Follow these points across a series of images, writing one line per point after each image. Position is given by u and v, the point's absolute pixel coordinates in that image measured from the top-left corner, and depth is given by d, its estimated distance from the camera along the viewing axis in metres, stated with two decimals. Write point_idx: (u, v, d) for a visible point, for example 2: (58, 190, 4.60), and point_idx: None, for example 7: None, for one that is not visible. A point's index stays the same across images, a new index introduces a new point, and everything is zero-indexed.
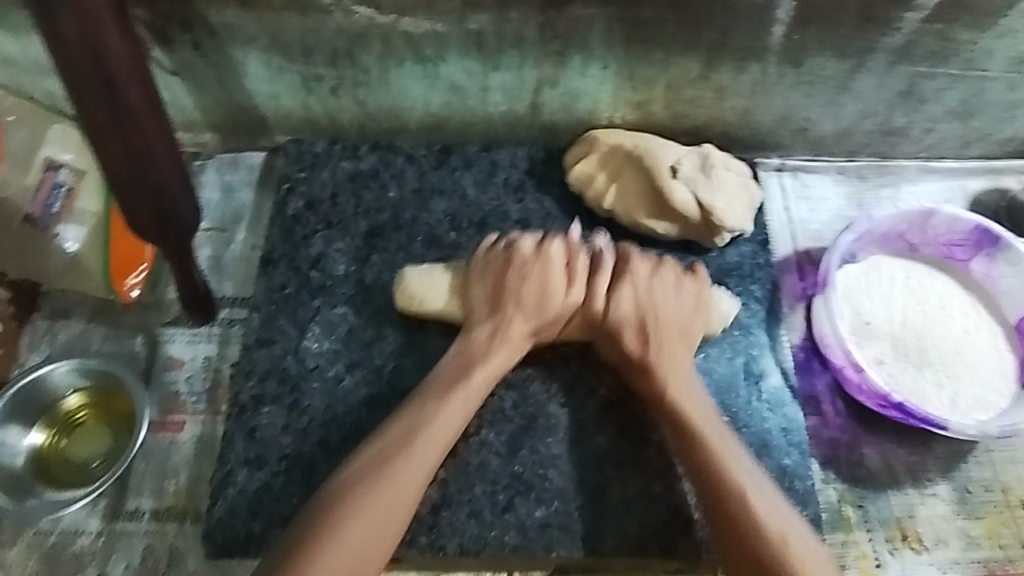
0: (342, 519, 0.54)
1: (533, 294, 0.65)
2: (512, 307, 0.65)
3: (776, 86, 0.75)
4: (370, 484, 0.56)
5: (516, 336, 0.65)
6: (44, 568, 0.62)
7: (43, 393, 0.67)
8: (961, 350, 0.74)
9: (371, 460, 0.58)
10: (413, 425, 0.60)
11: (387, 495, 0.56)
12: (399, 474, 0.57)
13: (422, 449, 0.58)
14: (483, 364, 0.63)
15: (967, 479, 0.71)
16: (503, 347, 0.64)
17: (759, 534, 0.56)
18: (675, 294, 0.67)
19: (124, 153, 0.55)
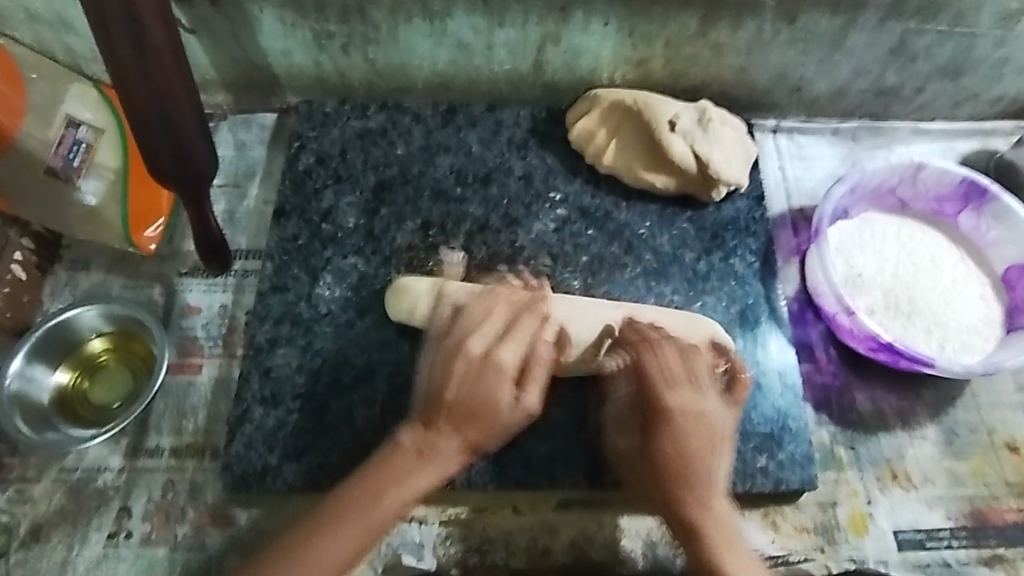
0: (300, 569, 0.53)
1: (475, 408, 0.56)
2: (446, 431, 0.56)
3: (773, 44, 0.78)
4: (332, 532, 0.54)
5: (452, 454, 0.56)
6: (70, 501, 0.65)
7: (69, 334, 0.70)
8: (950, 300, 0.76)
9: (333, 515, 0.54)
10: (388, 481, 0.55)
11: (344, 550, 0.53)
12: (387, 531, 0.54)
13: (395, 494, 0.55)
14: (419, 477, 0.55)
15: (954, 423, 0.74)
16: (452, 434, 0.56)
17: None
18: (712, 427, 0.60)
19: (146, 92, 0.58)
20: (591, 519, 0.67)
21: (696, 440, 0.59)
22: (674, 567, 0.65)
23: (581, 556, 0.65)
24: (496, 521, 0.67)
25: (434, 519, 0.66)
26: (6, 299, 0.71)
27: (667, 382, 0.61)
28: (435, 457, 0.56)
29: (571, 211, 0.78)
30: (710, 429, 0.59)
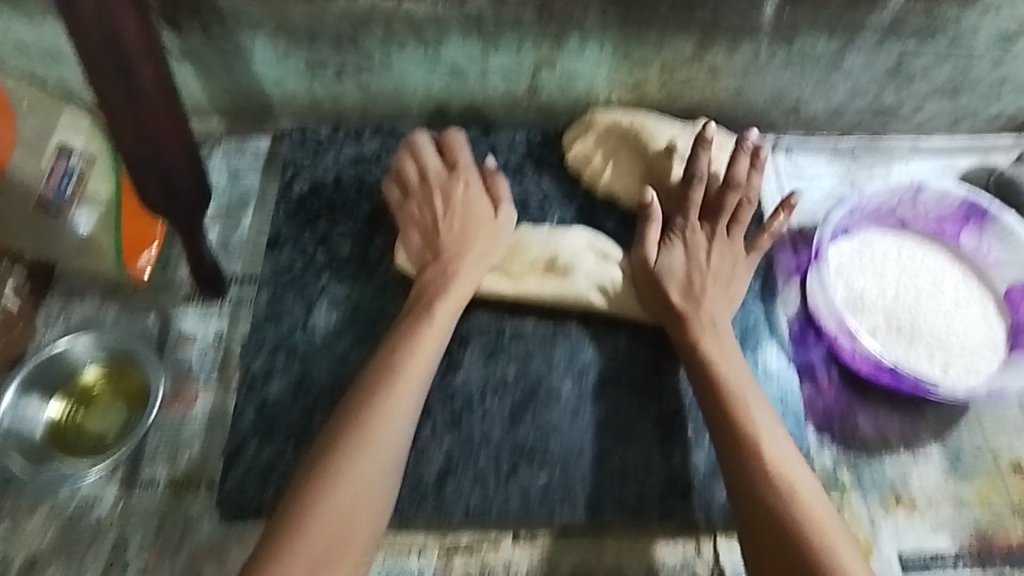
0: (369, 437, 0.58)
1: (463, 231, 0.70)
2: (451, 254, 0.69)
3: (768, 66, 0.77)
4: (379, 409, 0.59)
5: (465, 270, 0.68)
6: (63, 538, 0.64)
7: (63, 365, 0.70)
8: (953, 320, 0.75)
9: (375, 392, 0.60)
10: (405, 372, 0.62)
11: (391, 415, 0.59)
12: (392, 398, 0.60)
13: (408, 375, 0.61)
14: (443, 294, 0.67)
15: (958, 445, 0.73)
16: (462, 259, 0.69)
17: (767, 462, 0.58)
18: (722, 254, 0.70)
19: (136, 133, 0.57)
20: (592, 547, 0.66)
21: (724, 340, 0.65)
22: None
23: None
24: (495, 549, 0.66)
25: (433, 550, 0.65)
26: None
27: (689, 240, 0.70)
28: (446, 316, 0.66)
29: None
30: (726, 277, 0.69)
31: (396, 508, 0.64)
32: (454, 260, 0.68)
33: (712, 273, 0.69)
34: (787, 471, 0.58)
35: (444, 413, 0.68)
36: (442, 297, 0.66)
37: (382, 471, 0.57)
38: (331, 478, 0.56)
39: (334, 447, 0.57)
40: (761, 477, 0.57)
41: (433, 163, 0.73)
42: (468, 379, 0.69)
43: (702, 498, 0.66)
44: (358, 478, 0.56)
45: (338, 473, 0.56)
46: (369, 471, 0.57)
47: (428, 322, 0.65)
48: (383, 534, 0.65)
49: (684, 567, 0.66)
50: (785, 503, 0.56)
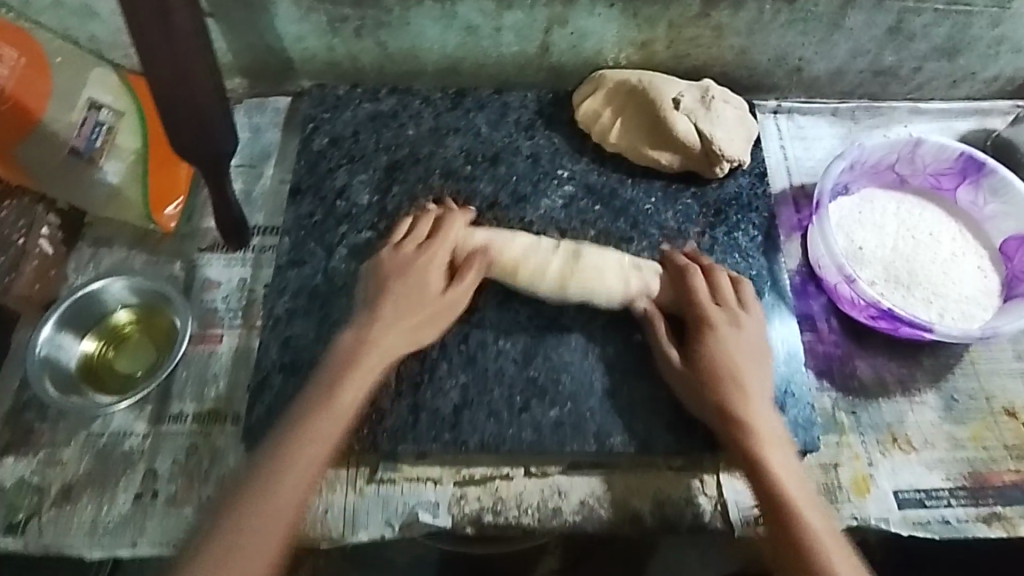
0: (261, 505, 0.57)
1: (409, 294, 0.68)
2: (386, 312, 0.67)
3: (772, 24, 0.80)
4: (278, 473, 0.58)
5: (390, 341, 0.66)
6: (97, 465, 0.68)
7: (99, 305, 0.74)
8: (949, 271, 0.78)
9: (285, 450, 0.59)
10: (309, 429, 0.61)
11: (289, 483, 0.58)
12: (313, 430, 0.61)
13: (315, 440, 0.60)
14: (373, 355, 0.65)
15: (953, 389, 0.76)
16: (393, 325, 0.66)
17: (811, 541, 0.58)
18: (749, 335, 0.68)
19: (171, 72, 0.60)
20: (600, 481, 0.69)
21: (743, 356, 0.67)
22: (681, 522, 0.68)
23: (591, 514, 0.68)
24: (507, 481, 0.69)
25: (449, 479, 0.68)
26: (34, 273, 0.75)
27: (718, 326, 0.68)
28: (364, 377, 0.64)
29: (578, 188, 0.81)
30: (756, 357, 0.67)
31: (414, 438, 0.67)
32: (380, 327, 0.66)
33: (741, 353, 0.67)
34: (799, 505, 0.60)
35: (460, 352, 0.71)
36: (360, 363, 0.64)
37: (268, 545, 0.56)
38: (217, 548, 0.55)
39: (229, 512, 0.57)
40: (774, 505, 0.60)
41: (422, 228, 0.72)
42: (483, 321, 0.72)
43: (708, 435, 0.69)
44: (250, 548, 0.55)
45: (226, 546, 0.55)
46: (261, 544, 0.56)
47: (343, 386, 0.63)
48: (401, 464, 0.68)
49: (689, 500, 0.69)
50: (796, 537, 0.58)
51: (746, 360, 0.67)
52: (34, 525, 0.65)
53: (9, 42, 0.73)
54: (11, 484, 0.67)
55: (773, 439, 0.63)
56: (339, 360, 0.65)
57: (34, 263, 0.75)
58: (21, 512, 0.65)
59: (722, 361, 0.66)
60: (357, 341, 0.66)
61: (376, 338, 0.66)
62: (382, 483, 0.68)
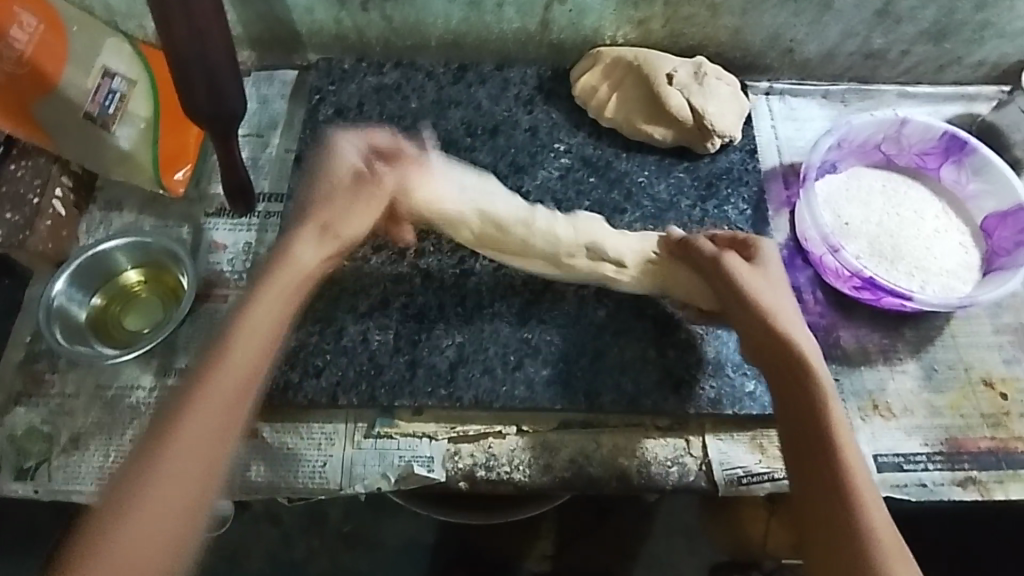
0: (168, 447, 0.52)
1: (337, 211, 0.62)
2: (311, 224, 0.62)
3: (765, 4, 0.82)
4: (188, 409, 0.53)
5: (299, 259, 0.60)
6: (105, 414, 0.70)
7: (111, 263, 0.76)
8: (931, 245, 0.80)
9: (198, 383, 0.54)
10: (222, 357, 0.56)
11: (203, 415, 0.53)
12: (238, 357, 0.56)
13: (223, 369, 0.55)
14: (291, 271, 0.60)
15: (933, 360, 0.79)
16: (311, 238, 0.61)
17: (854, 501, 0.55)
18: (783, 289, 0.65)
19: (186, 30, 0.62)
20: (590, 440, 0.71)
21: (789, 318, 0.63)
22: (667, 481, 0.70)
23: (580, 471, 0.70)
24: (501, 438, 0.71)
25: (444, 435, 0.71)
26: (47, 231, 0.76)
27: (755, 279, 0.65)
28: (275, 301, 0.58)
29: (575, 160, 0.83)
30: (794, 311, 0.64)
31: (411, 393, 0.70)
32: (303, 238, 0.61)
33: (782, 307, 0.64)
34: (848, 463, 0.57)
35: (457, 313, 0.73)
36: (272, 283, 0.59)
37: (179, 487, 0.52)
38: (128, 494, 0.51)
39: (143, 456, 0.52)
40: (831, 476, 0.56)
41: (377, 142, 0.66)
42: (479, 284, 0.74)
43: (693, 394, 0.71)
44: (164, 490, 0.51)
45: (137, 490, 0.51)
46: (179, 486, 0.52)
47: (256, 307, 0.58)
48: (398, 419, 0.71)
49: (675, 460, 0.71)
50: (842, 496, 0.56)
51: (793, 320, 0.63)
52: (44, 471, 0.68)
53: (27, 6, 0.74)
54: (22, 432, 0.70)
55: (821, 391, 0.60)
56: (253, 282, 0.60)
57: (48, 221, 0.76)
58: (31, 458, 0.68)
59: (776, 336, 0.62)
60: (272, 263, 0.60)
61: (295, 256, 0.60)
62: (379, 437, 0.71)
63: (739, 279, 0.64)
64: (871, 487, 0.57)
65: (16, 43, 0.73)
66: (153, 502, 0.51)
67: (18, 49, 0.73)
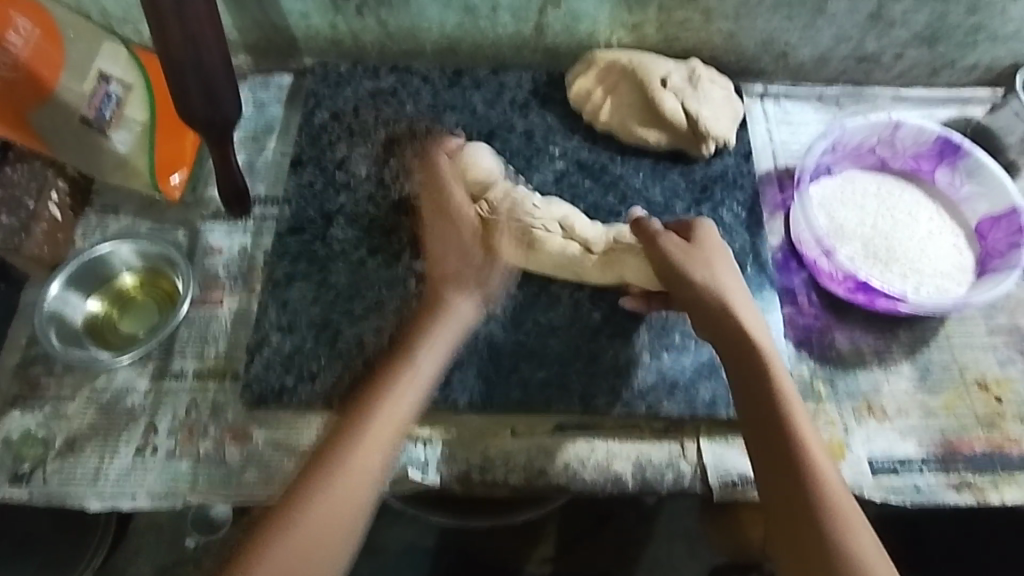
0: (337, 473, 0.59)
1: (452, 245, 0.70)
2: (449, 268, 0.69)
3: (757, 8, 0.83)
4: (351, 446, 0.60)
5: (465, 308, 0.68)
6: (100, 418, 0.70)
7: (107, 267, 0.76)
8: (925, 248, 0.81)
9: (366, 416, 0.62)
10: (394, 399, 0.63)
11: (372, 443, 0.61)
12: (384, 414, 0.62)
13: (394, 406, 0.63)
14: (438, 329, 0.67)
15: (928, 362, 0.79)
16: (459, 277, 0.69)
17: (822, 488, 0.58)
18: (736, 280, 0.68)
19: (182, 35, 0.63)
20: (585, 443, 0.71)
21: (747, 314, 0.66)
22: (662, 485, 0.71)
23: (576, 475, 0.70)
24: (495, 441, 0.71)
25: (437, 438, 0.71)
26: (43, 235, 0.76)
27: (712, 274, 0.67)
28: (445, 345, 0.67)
29: (570, 164, 0.84)
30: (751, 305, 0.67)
31: None
32: (451, 287, 0.68)
33: (739, 298, 0.67)
34: (812, 450, 0.60)
35: None
36: (438, 331, 0.67)
37: (341, 509, 0.58)
38: (298, 509, 0.58)
39: (306, 480, 0.59)
40: (794, 464, 0.59)
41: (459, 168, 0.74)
42: None
43: (688, 396, 0.71)
44: (327, 509, 0.58)
45: (302, 510, 0.58)
46: (339, 510, 0.58)
47: (421, 355, 0.66)
48: None
49: (670, 463, 0.71)
50: (811, 484, 0.58)
51: (750, 315, 0.66)
52: (39, 475, 0.68)
53: (23, 11, 0.74)
54: (18, 436, 0.69)
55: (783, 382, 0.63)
56: (416, 332, 0.67)
57: (43, 225, 0.76)
58: (26, 463, 0.68)
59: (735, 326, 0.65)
60: (432, 311, 0.68)
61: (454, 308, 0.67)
62: None
63: (698, 274, 0.66)
64: (834, 472, 0.60)
65: (12, 48, 0.72)
66: (320, 523, 0.57)
67: (14, 53, 0.72)
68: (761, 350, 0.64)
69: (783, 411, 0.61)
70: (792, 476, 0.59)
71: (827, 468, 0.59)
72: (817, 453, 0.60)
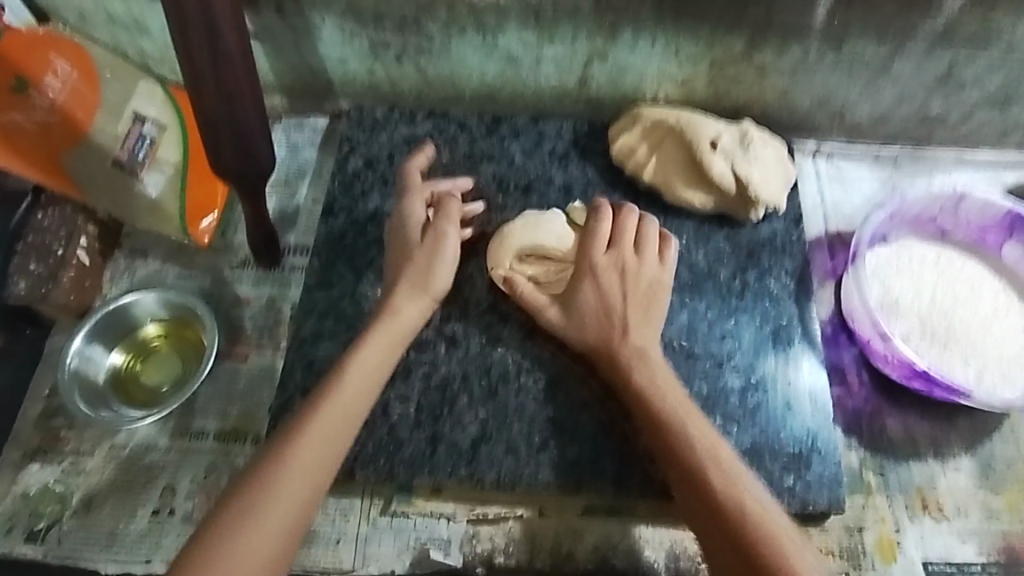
0: (283, 470, 0.56)
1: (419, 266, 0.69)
2: (404, 283, 0.69)
3: (816, 67, 0.78)
4: (296, 438, 0.58)
5: (408, 314, 0.67)
6: (119, 476, 0.69)
7: (130, 316, 0.75)
8: (991, 331, 0.75)
9: (306, 413, 0.60)
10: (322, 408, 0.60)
11: (317, 438, 0.58)
12: (313, 433, 0.58)
13: (323, 423, 0.59)
14: (368, 350, 0.64)
15: (990, 456, 0.73)
16: (409, 295, 0.68)
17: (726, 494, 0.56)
18: (633, 274, 0.69)
19: (217, 93, 0.61)
20: (616, 528, 0.68)
21: (626, 314, 0.67)
22: None
23: (605, 563, 0.67)
24: (522, 521, 0.68)
25: (462, 515, 0.68)
26: (70, 283, 0.75)
27: (600, 268, 0.68)
28: (382, 354, 0.64)
29: None
30: (643, 295, 0.68)
31: (431, 471, 0.67)
32: (397, 306, 0.67)
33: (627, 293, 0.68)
34: (713, 457, 0.59)
35: (481, 386, 0.70)
36: (379, 331, 0.66)
37: (288, 506, 0.55)
38: (243, 511, 0.54)
39: (246, 479, 0.56)
40: (704, 485, 0.57)
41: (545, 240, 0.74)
42: (506, 355, 0.72)
43: None
44: (261, 527, 0.53)
45: (245, 511, 0.54)
46: (260, 537, 0.53)
47: (360, 353, 0.64)
48: (415, 497, 0.68)
49: None
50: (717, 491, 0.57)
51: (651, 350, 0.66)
52: (54, 534, 0.66)
53: (63, 53, 0.75)
54: (36, 491, 0.68)
55: (669, 390, 0.63)
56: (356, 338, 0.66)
57: (71, 273, 0.75)
58: (43, 519, 0.67)
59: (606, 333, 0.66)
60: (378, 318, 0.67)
61: (399, 312, 0.67)
62: (396, 515, 0.68)
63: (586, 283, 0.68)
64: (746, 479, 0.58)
65: (50, 91, 0.74)
66: (253, 544, 0.53)
67: (52, 97, 0.74)
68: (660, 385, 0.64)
69: (680, 431, 0.60)
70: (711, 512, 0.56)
71: (736, 476, 0.58)
72: (724, 462, 0.58)
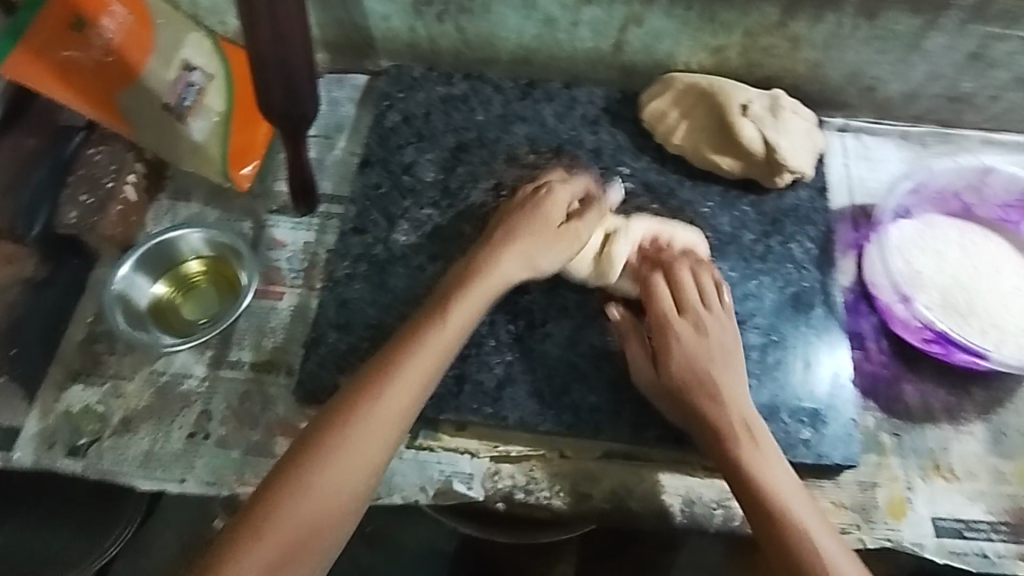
0: (354, 437, 0.58)
1: (525, 242, 0.67)
2: (505, 250, 0.67)
3: (849, 38, 0.80)
4: (376, 394, 0.59)
5: (500, 277, 0.66)
6: (156, 400, 0.72)
7: (174, 250, 0.77)
8: (1011, 304, 0.76)
9: (383, 370, 0.60)
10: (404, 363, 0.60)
11: (390, 407, 0.59)
12: (387, 398, 0.59)
13: (401, 380, 0.60)
14: (461, 303, 0.64)
15: (1003, 424, 0.75)
16: (511, 259, 0.67)
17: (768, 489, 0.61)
18: (716, 342, 0.67)
19: (270, 34, 0.63)
20: (633, 473, 0.69)
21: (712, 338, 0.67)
22: (710, 525, 0.68)
23: (621, 505, 0.68)
24: (542, 462, 0.70)
25: (485, 453, 0.70)
26: (118, 215, 0.77)
27: (681, 333, 0.67)
28: (466, 312, 0.64)
29: (637, 185, 0.82)
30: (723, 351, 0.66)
31: (456, 408, 0.69)
32: (491, 257, 0.67)
33: (709, 352, 0.66)
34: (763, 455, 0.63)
35: (508, 331, 0.72)
36: (469, 291, 0.65)
37: (349, 478, 0.57)
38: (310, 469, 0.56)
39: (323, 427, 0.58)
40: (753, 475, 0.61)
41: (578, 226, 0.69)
42: (532, 304, 0.74)
43: None
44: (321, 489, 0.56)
45: (312, 471, 0.56)
46: (321, 500, 0.56)
47: (449, 314, 0.63)
48: (440, 433, 0.71)
49: (720, 502, 0.69)
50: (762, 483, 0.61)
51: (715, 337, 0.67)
52: (94, 450, 0.69)
53: None
54: (77, 410, 0.71)
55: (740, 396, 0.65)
56: (449, 289, 0.65)
57: (119, 206, 0.77)
58: (84, 436, 0.70)
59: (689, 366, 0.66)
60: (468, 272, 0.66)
61: (498, 267, 0.66)
62: (421, 449, 0.70)
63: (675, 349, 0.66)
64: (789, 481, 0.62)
65: (107, 33, 0.76)
66: (310, 509, 0.56)
67: (108, 38, 0.76)
68: (717, 371, 0.65)
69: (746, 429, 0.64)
70: (744, 490, 0.61)
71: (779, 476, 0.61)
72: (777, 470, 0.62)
